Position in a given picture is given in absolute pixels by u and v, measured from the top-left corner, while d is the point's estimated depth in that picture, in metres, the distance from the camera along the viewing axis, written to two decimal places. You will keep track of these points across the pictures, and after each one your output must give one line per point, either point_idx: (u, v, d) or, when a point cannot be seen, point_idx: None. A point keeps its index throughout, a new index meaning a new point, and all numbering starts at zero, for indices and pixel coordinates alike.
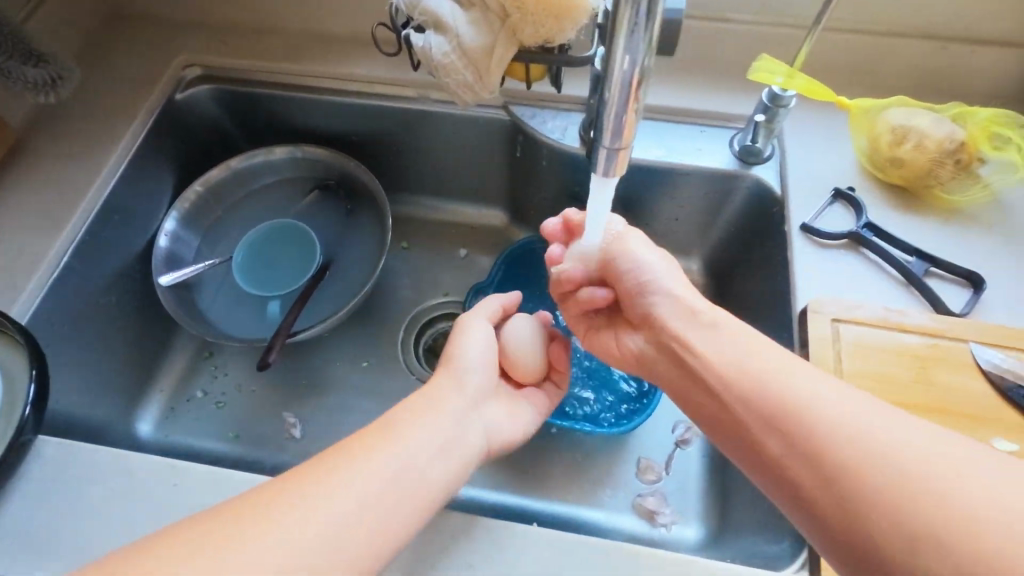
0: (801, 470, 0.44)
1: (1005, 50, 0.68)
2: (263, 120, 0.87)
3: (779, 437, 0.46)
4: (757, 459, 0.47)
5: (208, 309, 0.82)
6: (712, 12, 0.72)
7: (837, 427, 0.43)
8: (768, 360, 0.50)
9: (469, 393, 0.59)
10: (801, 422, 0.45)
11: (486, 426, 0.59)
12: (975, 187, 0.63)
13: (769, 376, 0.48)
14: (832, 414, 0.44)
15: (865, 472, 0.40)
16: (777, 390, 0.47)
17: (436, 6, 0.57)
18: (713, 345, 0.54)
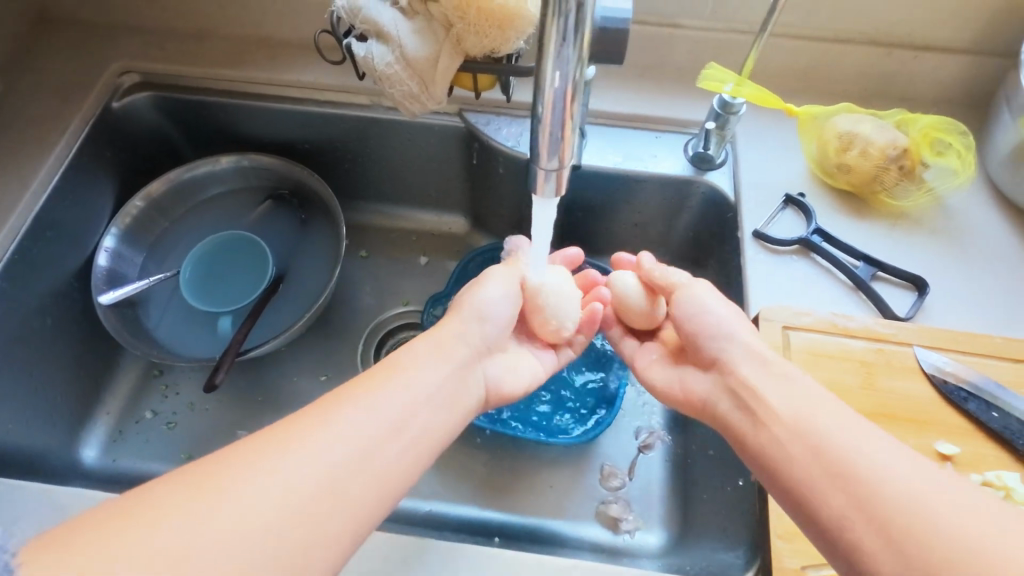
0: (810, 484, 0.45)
1: (946, 57, 0.70)
2: (208, 128, 0.84)
3: (837, 491, 0.43)
4: (809, 510, 0.44)
5: (154, 327, 0.79)
6: (664, 18, 0.72)
7: (884, 482, 0.42)
8: (801, 382, 0.51)
9: (474, 343, 0.59)
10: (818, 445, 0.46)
11: (487, 376, 0.60)
12: (918, 193, 0.64)
13: (835, 431, 0.46)
14: (882, 469, 0.42)
15: (910, 527, 0.39)
16: (840, 446, 0.45)
17: (376, 15, 0.55)
18: (761, 364, 0.54)
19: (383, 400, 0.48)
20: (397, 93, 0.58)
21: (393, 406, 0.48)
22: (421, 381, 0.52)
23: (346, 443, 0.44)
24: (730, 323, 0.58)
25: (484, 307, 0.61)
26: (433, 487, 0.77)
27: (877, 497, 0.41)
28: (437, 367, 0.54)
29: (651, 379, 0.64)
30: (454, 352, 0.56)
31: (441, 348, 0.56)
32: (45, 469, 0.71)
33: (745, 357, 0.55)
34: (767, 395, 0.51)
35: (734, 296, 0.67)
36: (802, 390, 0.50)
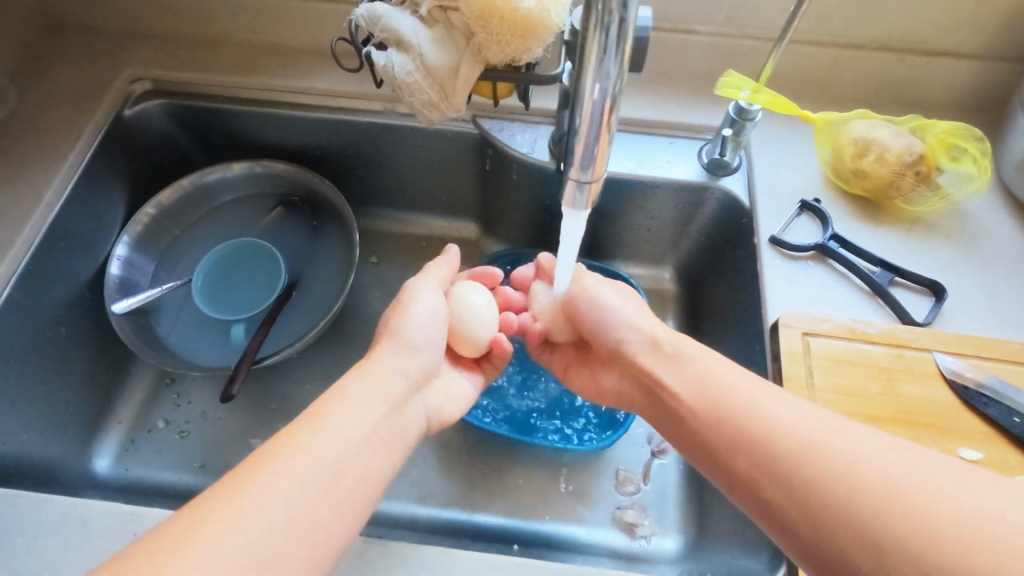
0: (750, 470, 0.47)
1: (959, 62, 0.70)
2: (219, 135, 0.83)
3: (746, 456, 0.47)
4: (733, 479, 0.48)
5: (166, 335, 0.79)
6: (679, 25, 0.72)
7: (799, 439, 0.45)
8: (714, 365, 0.54)
9: (408, 371, 0.58)
10: (743, 428, 0.48)
11: (429, 409, 0.61)
12: (934, 198, 0.64)
13: (733, 397, 0.50)
14: (793, 427, 0.46)
15: (829, 483, 0.42)
16: (742, 409, 0.49)
17: (397, 23, 0.55)
18: (666, 354, 0.59)
19: (328, 436, 0.47)
20: (416, 102, 0.58)
21: (343, 434, 0.48)
22: (363, 411, 0.51)
23: (307, 480, 0.44)
24: (629, 315, 0.65)
25: (412, 332, 0.61)
26: (448, 494, 0.77)
27: (827, 482, 0.42)
28: (379, 393, 0.54)
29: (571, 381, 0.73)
30: (387, 380, 0.55)
31: (378, 377, 0.55)
32: (59, 480, 0.70)
33: (648, 347, 0.61)
34: (675, 385, 0.56)
35: (750, 302, 0.67)
36: (704, 368, 0.55)
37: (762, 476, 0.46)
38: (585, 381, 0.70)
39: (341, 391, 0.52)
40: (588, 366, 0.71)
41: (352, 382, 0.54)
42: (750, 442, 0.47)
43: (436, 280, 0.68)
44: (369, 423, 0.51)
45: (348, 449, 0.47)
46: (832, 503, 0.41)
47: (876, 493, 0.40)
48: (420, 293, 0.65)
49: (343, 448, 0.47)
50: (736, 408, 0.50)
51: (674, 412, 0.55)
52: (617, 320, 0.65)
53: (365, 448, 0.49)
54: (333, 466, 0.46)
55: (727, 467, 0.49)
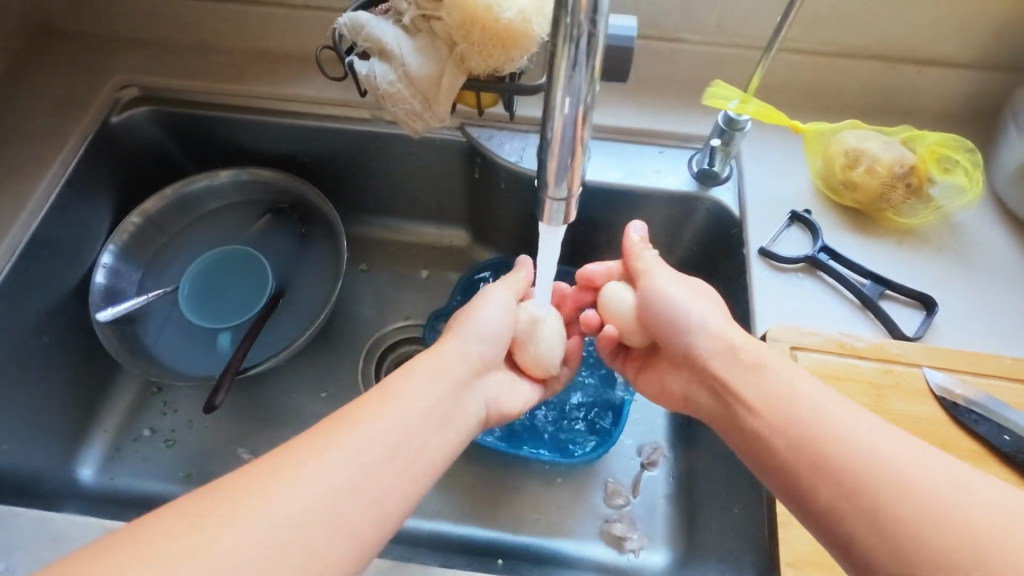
0: (818, 492, 0.44)
1: (951, 70, 0.69)
2: (207, 142, 0.83)
3: (829, 484, 0.43)
4: (813, 504, 0.44)
5: (151, 343, 0.78)
6: (667, 32, 0.71)
7: (891, 473, 0.41)
8: (791, 380, 0.51)
9: (470, 358, 0.59)
10: (818, 448, 0.45)
11: (488, 396, 0.60)
12: (926, 210, 0.64)
13: (819, 416, 0.47)
14: (883, 458, 0.42)
15: (918, 523, 0.39)
16: (827, 431, 0.45)
17: (380, 33, 0.54)
18: (738, 363, 0.55)
19: (387, 417, 0.47)
20: (400, 112, 0.57)
21: (396, 420, 0.47)
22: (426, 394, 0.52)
23: (337, 466, 0.43)
24: (704, 317, 0.59)
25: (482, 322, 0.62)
26: (435, 505, 0.76)
27: (917, 524, 0.39)
28: (443, 378, 0.54)
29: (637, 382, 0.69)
30: (453, 365, 0.56)
31: (443, 364, 0.56)
32: (42, 489, 0.70)
33: (718, 354, 0.56)
34: (755, 400, 0.51)
35: (739, 313, 0.66)
36: (782, 378, 0.52)
37: (831, 503, 0.43)
38: (651, 382, 0.66)
39: (417, 373, 0.54)
40: (653, 366, 0.67)
41: (427, 365, 0.55)
42: (822, 463, 0.44)
43: (508, 281, 0.68)
44: (426, 409, 0.50)
45: (401, 437, 0.47)
46: (914, 545, 0.38)
47: (975, 543, 0.37)
48: (490, 291, 0.66)
49: (392, 436, 0.46)
50: (813, 426, 0.47)
51: (750, 426, 0.51)
52: (691, 321, 0.59)
53: (416, 437, 0.48)
54: (383, 453, 0.45)
55: (790, 483, 0.46)
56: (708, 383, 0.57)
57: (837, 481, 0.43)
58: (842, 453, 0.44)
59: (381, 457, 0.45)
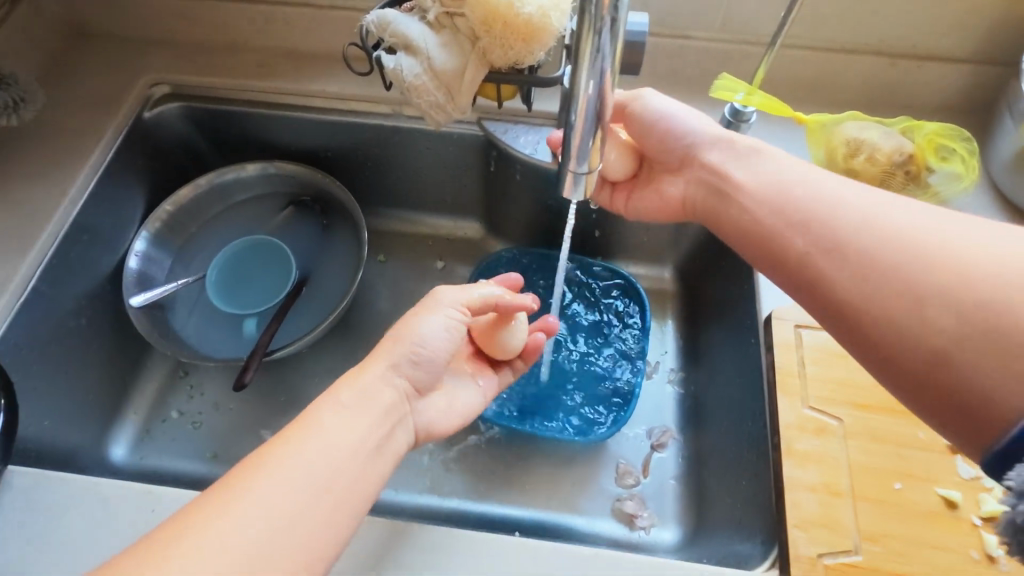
0: (821, 266, 0.49)
1: (951, 65, 0.72)
2: (234, 137, 0.86)
3: (801, 233, 0.51)
4: (790, 256, 0.52)
5: (180, 329, 0.81)
6: (675, 30, 0.75)
7: (856, 215, 0.49)
8: (785, 177, 0.55)
9: (399, 385, 0.55)
10: (841, 248, 0.48)
11: (418, 422, 0.57)
12: (924, 196, 0.66)
13: (796, 183, 0.54)
14: (851, 206, 0.50)
15: (875, 247, 0.47)
16: (802, 191, 0.53)
17: (406, 29, 0.58)
18: (738, 166, 0.59)
19: (339, 427, 0.48)
20: (424, 103, 0.61)
21: (357, 424, 0.49)
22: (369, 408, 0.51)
23: (319, 461, 0.46)
24: (695, 122, 0.63)
25: (425, 336, 0.57)
26: (453, 485, 0.79)
27: (872, 248, 0.47)
28: (386, 394, 0.53)
29: (632, 209, 0.70)
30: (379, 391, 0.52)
31: (383, 379, 0.54)
32: (78, 466, 0.73)
33: (717, 144, 0.61)
34: (745, 177, 0.57)
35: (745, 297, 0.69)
36: (771, 165, 0.57)
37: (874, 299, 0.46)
38: (649, 196, 0.68)
39: (359, 387, 0.52)
40: (651, 182, 0.68)
41: (364, 382, 0.52)
42: (843, 250, 0.48)
43: (461, 292, 0.63)
44: (378, 421, 0.51)
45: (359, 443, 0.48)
46: (956, 296, 0.42)
47: (919, 252, 0.45)
48: (436, 300, 0.60)
49: (356, 438, 0.49)
50: (821, 220, 0.50)
51: (737, 203, 0.57)
52: (682, 128, 0.63)
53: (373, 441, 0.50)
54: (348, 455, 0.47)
55: (793, 261, 0.51)
56: (701, 174, 0.62)
57: (876, 276, 0.46)
58: (868, 248, 0.47)
59: (341, 461, 0.47)
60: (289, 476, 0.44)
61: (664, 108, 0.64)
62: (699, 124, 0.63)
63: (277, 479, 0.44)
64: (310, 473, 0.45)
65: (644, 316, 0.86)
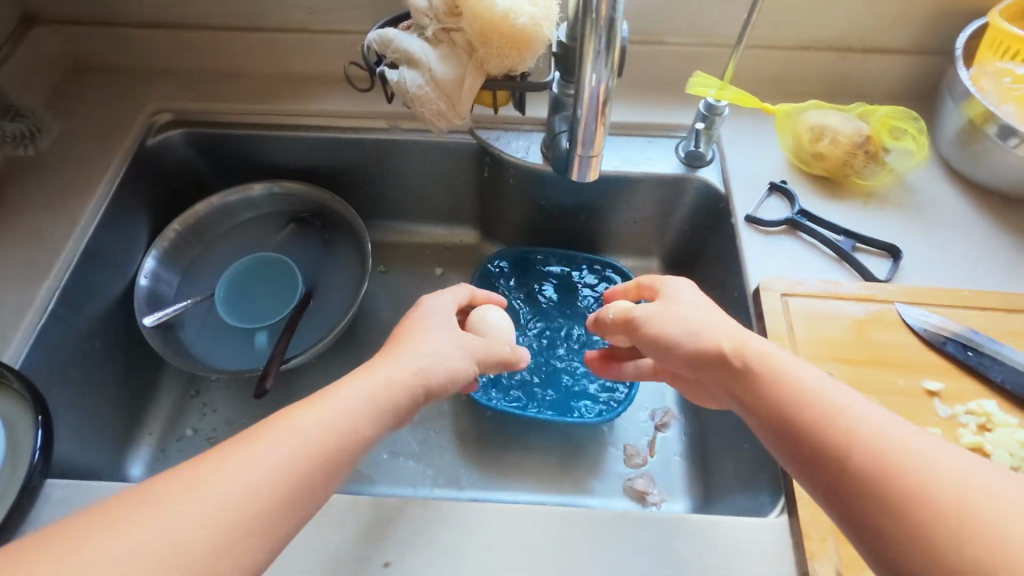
0: (839, 483, 0.40)
1: (897, 56, 0.81)
2: (236, 159, 0.90)
3: (814, 442, 0.42)
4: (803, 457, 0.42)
5: (192, 346, 0.83)
6: (648, 36, 0.82)
7: (869, 428, 0.40)
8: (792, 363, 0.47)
9: (413, 391, 0.50)
10: (857, 454, 0.39)
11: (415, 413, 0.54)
12: (883, 172, 0.74)
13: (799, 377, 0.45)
14: (861, 416, 0.41)
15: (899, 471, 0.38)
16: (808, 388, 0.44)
17: (407, 45, 0.63)
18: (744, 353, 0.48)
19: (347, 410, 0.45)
20: (427, 112, 0.66)
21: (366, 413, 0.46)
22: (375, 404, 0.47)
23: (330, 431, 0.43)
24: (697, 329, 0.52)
25: (441, 357, 0.53)
26: (469, 479, 0.81)
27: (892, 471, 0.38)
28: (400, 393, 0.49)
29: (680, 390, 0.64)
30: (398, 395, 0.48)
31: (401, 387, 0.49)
32: None
33: (721, 366, 0.49)
34: (749, 376, 0.47)
35: (732, 275, 0.75)
36: (773, 359, 0.47)
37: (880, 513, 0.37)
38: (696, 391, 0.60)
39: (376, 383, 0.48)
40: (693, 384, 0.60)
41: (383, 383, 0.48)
42: (861, 471, 0.39)
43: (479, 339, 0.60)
44: (376, 424, 0.47)
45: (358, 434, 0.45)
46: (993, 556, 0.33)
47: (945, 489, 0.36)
48: (461, 337, 0.57)
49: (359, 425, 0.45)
50: (834, 434, 0.41)
51: (745, 391, 0.47)
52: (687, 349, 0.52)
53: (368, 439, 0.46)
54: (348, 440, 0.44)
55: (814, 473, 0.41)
56: (715, 382, 0.50)
57: (891, 487, 0.37)
58: (882, 443, 0.39)
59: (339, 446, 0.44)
60: (299, 441, 0.42)
61: (671, 323, 0.54)
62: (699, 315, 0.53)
63: (289, 442, 0.42)
64: (316, 441, 0.43)
65: None
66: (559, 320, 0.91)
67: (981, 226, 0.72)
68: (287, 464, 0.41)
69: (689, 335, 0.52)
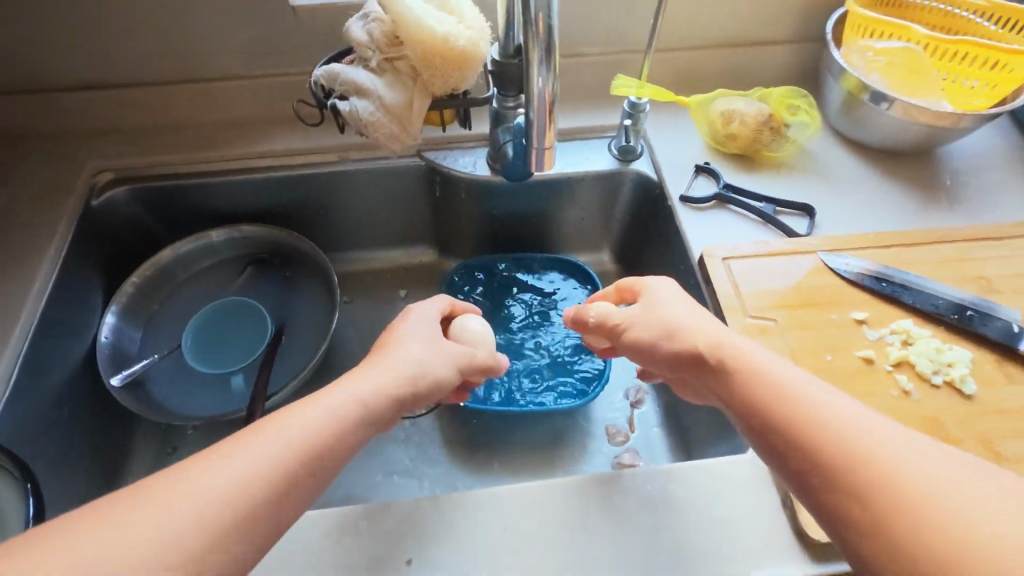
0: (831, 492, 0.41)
1: (781, 46, 0.93)
2: (188, 209, 0.90)
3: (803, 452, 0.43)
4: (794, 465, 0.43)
5: (165, 399, 0.81)
6: (569, 50, 0.90)
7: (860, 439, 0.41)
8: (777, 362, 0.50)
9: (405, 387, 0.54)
10: (833, 442, 0.42)
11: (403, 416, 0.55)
12: (788, 144, 0.85)
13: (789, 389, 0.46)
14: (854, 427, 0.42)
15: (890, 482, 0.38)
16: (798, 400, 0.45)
17: (354, 77, 0.67)
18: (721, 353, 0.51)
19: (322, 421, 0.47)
20: (381, 136, 0.70)
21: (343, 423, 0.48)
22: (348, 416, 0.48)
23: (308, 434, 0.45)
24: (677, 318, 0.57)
25: (411, 366, 0.55)
26: (466, 484, 0.83)
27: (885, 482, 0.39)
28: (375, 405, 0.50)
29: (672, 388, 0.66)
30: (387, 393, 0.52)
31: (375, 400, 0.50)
32: None
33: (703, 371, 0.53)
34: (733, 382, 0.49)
35: (676, 251, 0.82)
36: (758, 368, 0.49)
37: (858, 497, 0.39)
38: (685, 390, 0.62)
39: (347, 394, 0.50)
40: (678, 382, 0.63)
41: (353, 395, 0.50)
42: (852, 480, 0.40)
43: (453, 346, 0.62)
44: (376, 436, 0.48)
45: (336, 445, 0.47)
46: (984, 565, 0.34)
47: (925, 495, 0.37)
48: (437, 347, 0.60)
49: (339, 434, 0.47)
50: (827, 445, 0.42)
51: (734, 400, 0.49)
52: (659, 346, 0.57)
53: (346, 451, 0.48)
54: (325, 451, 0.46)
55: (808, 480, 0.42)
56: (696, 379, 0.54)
57: (868, 474, 0.39)
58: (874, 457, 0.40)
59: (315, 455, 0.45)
60: (278, 444, 0.44)
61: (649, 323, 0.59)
62: (679, 319, 0.56)
63: (270, 446, 0.43)
64: (296, 447, 0.44)
65: (594, 291, 0.95)
66: (526, 320, 0.96)
67: (874, 180, 0.84)
68: (270, 467, 0.42)
69: (666, 335, 0.56)
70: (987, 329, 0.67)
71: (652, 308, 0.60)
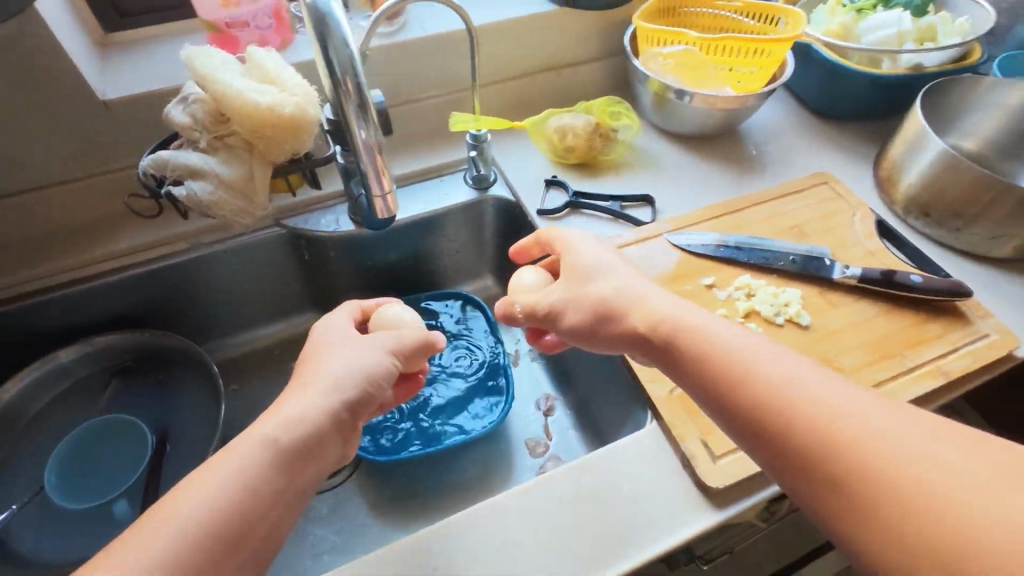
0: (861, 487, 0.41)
1: (590, 64, 1.05)
2: (23, 335, 0.81)
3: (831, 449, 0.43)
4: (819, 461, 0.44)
5: (34, 553, 0.71)
6: (405, 98, 0.94)
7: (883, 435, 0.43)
8: (803, 375, 0.48)
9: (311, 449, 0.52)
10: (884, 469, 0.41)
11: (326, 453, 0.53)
12: (618, 146, 0.94)
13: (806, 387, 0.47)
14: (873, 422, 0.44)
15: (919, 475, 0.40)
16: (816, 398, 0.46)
17: (185, 160, 0.65)
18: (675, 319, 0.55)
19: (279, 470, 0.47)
20: (228, 213, 0.69)
21: (250, 476, 0.46)
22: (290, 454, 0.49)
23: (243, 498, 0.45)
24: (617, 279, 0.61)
25: (336, 373, 0.54)
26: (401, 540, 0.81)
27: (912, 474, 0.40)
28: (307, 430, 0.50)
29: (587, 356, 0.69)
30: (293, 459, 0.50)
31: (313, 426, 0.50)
32: None
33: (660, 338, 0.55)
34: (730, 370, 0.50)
35: None
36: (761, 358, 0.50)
37: (907, 540, 0.39)
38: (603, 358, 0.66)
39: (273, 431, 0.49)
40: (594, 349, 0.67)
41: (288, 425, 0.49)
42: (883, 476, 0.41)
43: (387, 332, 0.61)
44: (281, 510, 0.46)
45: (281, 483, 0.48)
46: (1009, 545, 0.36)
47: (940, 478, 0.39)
48: (365, 340, 0.59)
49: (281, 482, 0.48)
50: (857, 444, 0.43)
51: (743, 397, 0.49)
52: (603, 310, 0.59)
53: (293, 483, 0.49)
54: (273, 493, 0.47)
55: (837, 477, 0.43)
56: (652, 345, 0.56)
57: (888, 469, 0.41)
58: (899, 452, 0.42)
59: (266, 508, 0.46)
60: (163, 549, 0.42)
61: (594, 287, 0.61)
62: (655, 312, 0.57)
63: (154, 554, 0.41)
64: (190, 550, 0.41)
65: (486, 316, 0.98)
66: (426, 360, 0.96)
67: (695, 163, 0.96)
68: None
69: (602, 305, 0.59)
70: (809, 268, 0.78)
71: (587, 267, 0.62)
